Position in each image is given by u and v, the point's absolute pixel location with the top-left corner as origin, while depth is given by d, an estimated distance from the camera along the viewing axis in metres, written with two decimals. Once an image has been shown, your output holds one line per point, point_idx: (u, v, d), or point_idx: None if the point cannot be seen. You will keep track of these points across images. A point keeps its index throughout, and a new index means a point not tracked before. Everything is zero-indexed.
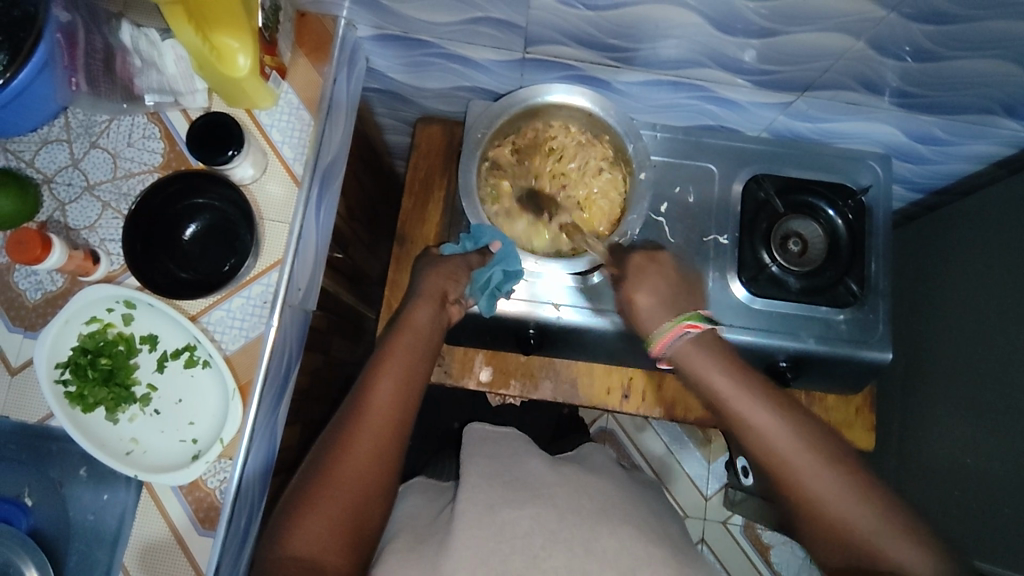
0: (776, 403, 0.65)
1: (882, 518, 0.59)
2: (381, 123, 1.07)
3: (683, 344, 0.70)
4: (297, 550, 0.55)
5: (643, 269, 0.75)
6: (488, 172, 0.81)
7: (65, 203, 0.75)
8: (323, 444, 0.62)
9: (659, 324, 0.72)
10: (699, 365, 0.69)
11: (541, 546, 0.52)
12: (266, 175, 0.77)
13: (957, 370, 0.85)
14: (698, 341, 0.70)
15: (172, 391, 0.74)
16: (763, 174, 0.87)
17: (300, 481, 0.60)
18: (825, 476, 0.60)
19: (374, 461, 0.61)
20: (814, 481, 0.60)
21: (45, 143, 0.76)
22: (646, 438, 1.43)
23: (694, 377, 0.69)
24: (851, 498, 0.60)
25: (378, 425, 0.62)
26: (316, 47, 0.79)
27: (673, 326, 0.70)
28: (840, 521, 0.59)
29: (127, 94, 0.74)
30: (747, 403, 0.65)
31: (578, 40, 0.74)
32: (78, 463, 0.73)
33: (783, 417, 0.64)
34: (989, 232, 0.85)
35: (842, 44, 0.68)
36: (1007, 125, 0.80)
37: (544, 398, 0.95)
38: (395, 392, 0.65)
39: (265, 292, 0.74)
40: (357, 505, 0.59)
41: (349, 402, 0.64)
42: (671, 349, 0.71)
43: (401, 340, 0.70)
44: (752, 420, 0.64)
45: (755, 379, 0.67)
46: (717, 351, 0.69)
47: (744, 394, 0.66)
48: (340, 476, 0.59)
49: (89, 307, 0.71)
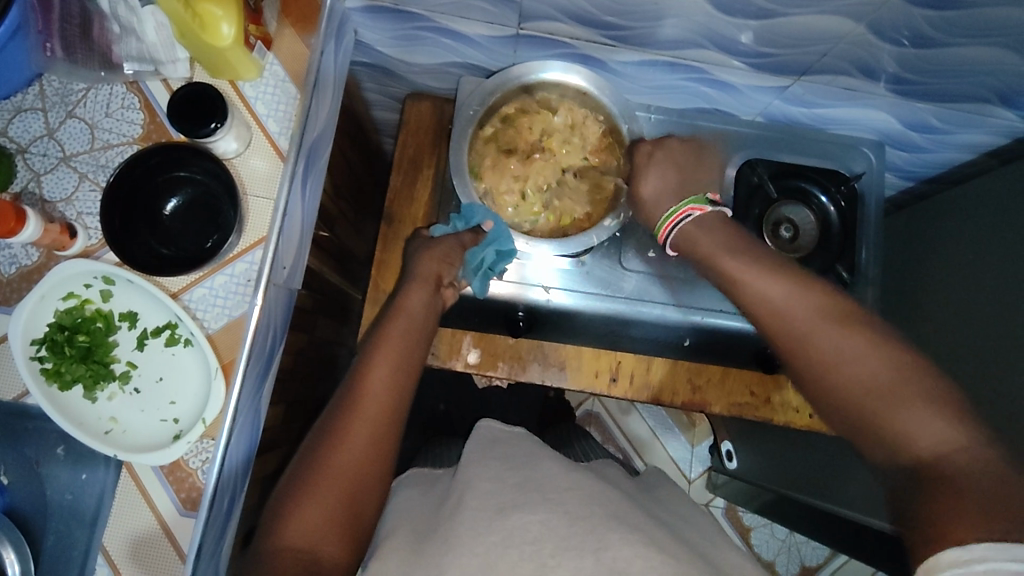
0: (780, 276, 0.63)
1: (874, 353, 0.55)
2: (369, 99, 1.04)
3: (688, 225, 0.71)
4: (288, 541, 0.55)
5: (651, 154, 0.77)
6: (482, 135, 0.79)
7: (40, 174, 0.72)
8: (316, 432, 0.61)
9: (669, 205, 0.74)
10: (703, 245, 0.70)
11: (549, 553, 0.51)
12: (250, 150, 0.74)
13: (942, 354, 0.86)
14: (698, 223, 0.71)
15: (153, 369, 0.72)
16: (757, 159, 0.86)
17: (294, 471, 0.59)
18: (795, 299, 0.61)
19: (363, 447, 0.60)
20: (775, 300, 0.62)
21: (18, 112, 0.73)
22: (630, 421, 1.43)
23: (687, 240, 0.71)
24: (856, 347, 0.56)
25: (372, 414, 0.61)
26: (303, 17, 0.76)
27: (674, 212, 0.72)
28: (849, 378, 0.55)
29: (105, 62, 0.71)
30: (720, 251, 0.68)
31: (573, 16, 0.72)
32: (55, 442, 0.72)
33: (790, 290, 0.62)
34: (982, 219, 0.85)
35: (841, 27, 0.67)
36: (1002, 114, 0.80)
37: (531, 380, 0.92)
38: (386, 375, 0.64)
39: (249, 271, 0.72)
40: (344, 490, 0.58)
41: (342, 390, 0.63)
42: (676, 232, 0.72)
43: (395, 325, 0.68)
44: (765, 299, 0.63)
45: (766, 260, 0.66)
46: (721, 230, 0.70)
47: (758, 271, 0.65)
48: (333, 464, 0.58)
49: (66, 283, 0.69)
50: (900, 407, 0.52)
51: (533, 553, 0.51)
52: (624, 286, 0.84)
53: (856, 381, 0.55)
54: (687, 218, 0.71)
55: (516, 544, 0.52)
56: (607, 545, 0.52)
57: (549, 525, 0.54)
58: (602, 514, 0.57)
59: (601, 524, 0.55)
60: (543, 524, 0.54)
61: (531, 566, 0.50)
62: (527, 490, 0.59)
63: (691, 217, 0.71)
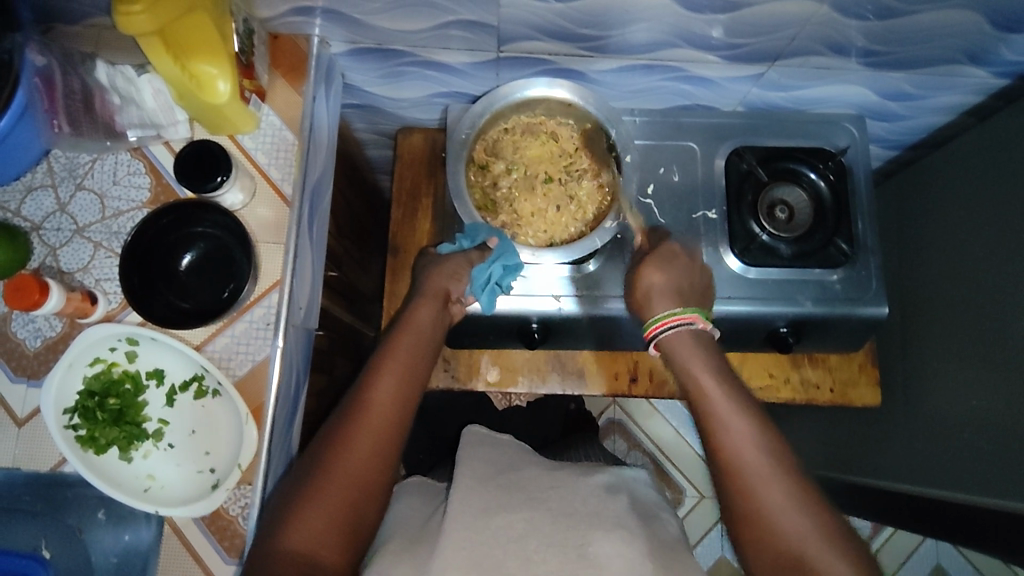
0: (736, 393, 0.67)
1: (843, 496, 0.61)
2: (362, 139, 1.07)
3: (681, 335, 0.72)
4: (295, 545, 0.56)
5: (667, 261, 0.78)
6: (475, 174, 0.82)
7: (56, 248, 0.75)
8: (322, 441, 0.62)
9: (658, 303, 0.73)
10: (684, 352, 0.71)
11: (534, 550, 0.56)
12: (255, 200, 0.76)
13: (958, 311, 0.87)
14: (694, 336, 0.72)
15: (184, 423, 0.73)
16: (743, 147, 0.89)
17: (299, 476, 0.61)
18: (739, 417, 0.65)
19: (376, 457, 0.61)
20: (722, 413, 0.65)
21: (30, 191, 0.76)
22: (654, 423, 1.44)
23: (684, 370, 0.70)
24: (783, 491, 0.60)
25: (380, 423, 0.63)
26: (292, 67, 0.80)
27: (676, 313, 0.72)
28: (777, 521, 0.59)
29: (109, 131, 0.74)
30: (686, 353, 0.70)
31: (549, 33, 0.76)
32: (96, 506, 0.72)
33: (807, 518, 0.59)
34: (968, 177, 0.88)
35: (805, 11, 0.70)
36: (974, 72, 0.82)
37: (553, 390, 0.97)
38: (396, 389, 0.65)
39: (267, 315, 0.74)
40: (355, 500, 0.59)
41: (350, 400, 0.65)
42: (666, 334, 0.72)
43: (403, 339, 0.70)
44: (783, 531, 0.58)
45: (731, 384, 0.68)
46: (707, 347, 0.71)
47: (773, 482, 0.61)
48: (341, 473, 0.60)
49: (92, 348, 0.71)
50: (811, 555, 0.57)
51: (519, 548, 0.56)
52: (607, 287, 0.84)
53: (782, 525, 0.59)
54: (685, 326, 0.72)
55: (500, 543, 0.56)
56: (591, 540, 0.57)
57: (534, 523, 0.58)
58: (585, 514, 0.60)
59: (583, 522, 0.59)
60: (528, 522, 0.58)
61: (516, 563, 0.55)
62: (511, 489, 0.63)
63: (691, 327, 0.72)
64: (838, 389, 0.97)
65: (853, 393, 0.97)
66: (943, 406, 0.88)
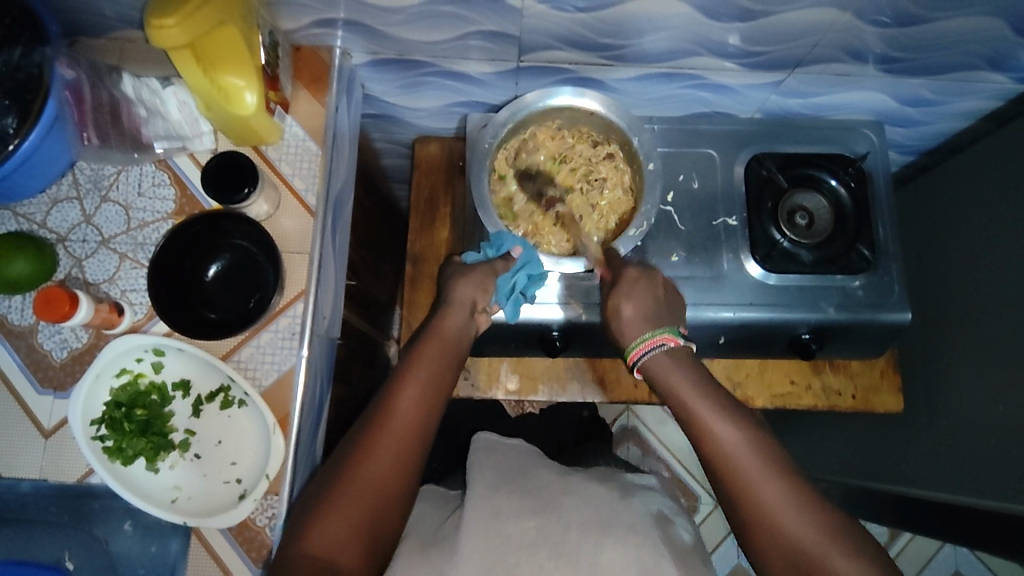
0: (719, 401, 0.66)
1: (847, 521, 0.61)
2: (379, 149, 1.08)
3: (657, 356, 0.70)
4: (314, 549, 0.56)
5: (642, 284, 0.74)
6: (496, 182, 0.82)
7: (82, 259, 0.75)
8: (344, 447, 0.62)
9: (635, 333, 0.71)
10: (663, 374, 0.69)
11: (546, 559, 0.57)
12: (279, 211, 0.77)
13: (981, 315, 0.86)
14: (669, 357, 0.70)
15: (210, 433, 0.74)
16: (763, 154, 0.89)
17: (321, 483, 0.61)
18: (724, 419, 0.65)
19: (397, 466, 0.61)
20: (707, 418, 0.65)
21: (55, 203, 0.76)
22: (669, 430, 1.43)
23: (667, 391, 0.69)
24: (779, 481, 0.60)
25: (401, 431, 0.63)
26: (315, 79, 0.80)
27: (648, 337, 0.71)
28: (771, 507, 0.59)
29: (136, 143, 0.76)
30: (667, 373, 0.69)
31: (570, 42, 0.76)
32: (122, 517, 0.72)
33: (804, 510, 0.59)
34: (987, 182, 0.88)
35: (827, 18, 0.71)
36: (993, 78, 0.82)
37: (573, 399, 0.97)
38: (418, 400, 0.65)
39: (293, 324, 0.74)
40: (375, 507, 0.59)
41: (373, 406, 0.65)
42: (642, 360, 0.71)
43: (427, 348, 0.70)
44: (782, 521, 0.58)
45: (714, 394, 0.67)
46: (686, 363, 0.70)
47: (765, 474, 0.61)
48: (361, 479, 0.59)
49: (119, 359, 0.71)
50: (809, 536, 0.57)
51: (529, 556, 0.57)
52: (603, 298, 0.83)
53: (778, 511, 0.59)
54: (655, 348, 0.70)
55: (512, 550, 0.58)
56: (602, 548, 0.58)
57: (545, 531, 0.59)
58: (593, 525, 0.60)
59: (596, 530, 0.60)
60: (538, 530, 0.59)
61: (529, 568, 0.56)
62: (522, 499, 0.64)
63: (661, 348, 0.70)
64: (860, 396, 0.97)
65: (875, 400, 0.96)
66: (966, 413, 0.87)
